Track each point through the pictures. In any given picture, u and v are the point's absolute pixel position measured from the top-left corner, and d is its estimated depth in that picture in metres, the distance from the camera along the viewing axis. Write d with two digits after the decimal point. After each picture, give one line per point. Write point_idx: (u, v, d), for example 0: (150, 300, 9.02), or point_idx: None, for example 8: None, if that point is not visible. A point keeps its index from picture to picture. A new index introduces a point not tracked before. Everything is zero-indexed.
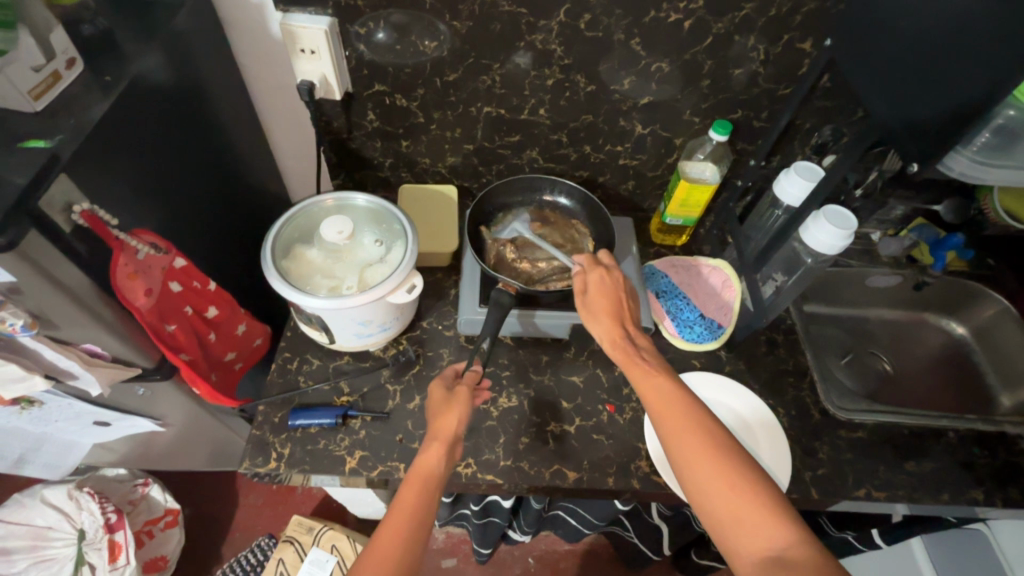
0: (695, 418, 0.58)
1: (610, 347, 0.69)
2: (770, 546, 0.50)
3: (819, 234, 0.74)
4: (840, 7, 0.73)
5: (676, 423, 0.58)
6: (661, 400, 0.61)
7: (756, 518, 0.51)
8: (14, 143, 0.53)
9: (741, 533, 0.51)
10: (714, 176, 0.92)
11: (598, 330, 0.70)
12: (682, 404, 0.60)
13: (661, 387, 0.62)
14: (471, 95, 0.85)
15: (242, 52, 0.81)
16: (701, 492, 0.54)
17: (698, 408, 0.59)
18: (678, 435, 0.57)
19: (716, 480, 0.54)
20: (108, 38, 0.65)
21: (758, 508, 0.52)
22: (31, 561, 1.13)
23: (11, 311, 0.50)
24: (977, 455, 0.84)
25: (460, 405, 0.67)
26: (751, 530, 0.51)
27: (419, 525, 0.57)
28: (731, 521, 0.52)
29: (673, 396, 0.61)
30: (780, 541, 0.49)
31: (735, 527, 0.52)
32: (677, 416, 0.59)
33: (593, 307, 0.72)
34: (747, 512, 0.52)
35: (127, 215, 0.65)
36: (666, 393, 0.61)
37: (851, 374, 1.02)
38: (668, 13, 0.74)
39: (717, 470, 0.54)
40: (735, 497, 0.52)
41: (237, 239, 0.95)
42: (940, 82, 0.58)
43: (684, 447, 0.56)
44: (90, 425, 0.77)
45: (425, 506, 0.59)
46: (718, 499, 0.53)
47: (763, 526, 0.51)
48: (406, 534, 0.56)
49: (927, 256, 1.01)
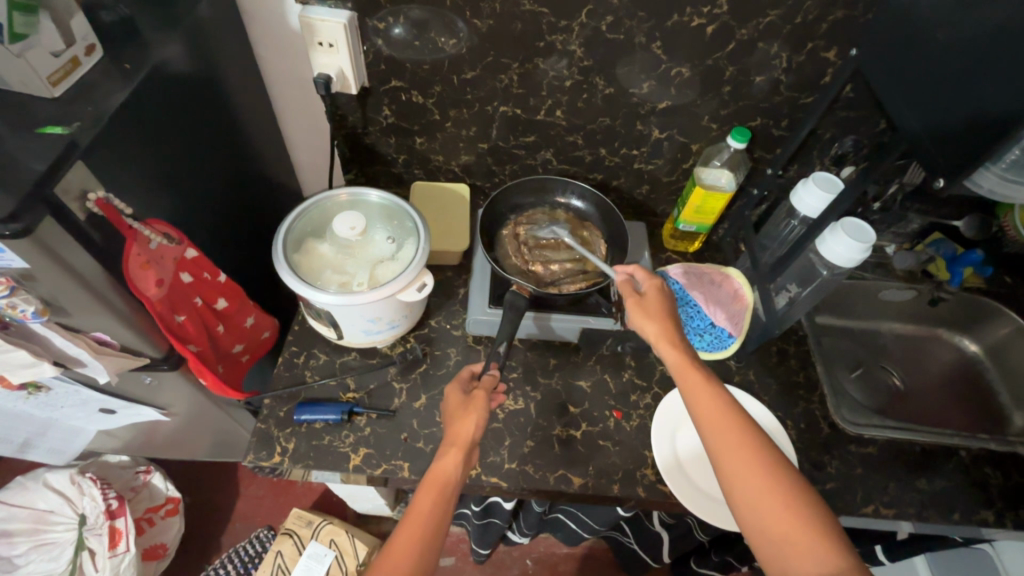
0: (748, 432, 0.58)
1: (661, 351, 0.67)
2: (815, 569, 0.49)
3: (837, 247, 0.72)
4: (867, 16, 0.72)
5: (728, 434, 0.58)
6: (713, 409, 0.60)
7: (804, 538, 0.51)
8: (32, 129, 0.53)
9: (786, 550, 0.51)
10: (730, 184, 0.91)
11: (649, 334, 0.69)
12: (734, 415, 0.59)
13: (712, 395, 0.61)
14: (488, 93, 0.85)
15: (260, 43, 0.81)
16: (749, 507, 0.55)
17: (749, 423, 0.59)
18: (730, 446, 0.57)
19: (767, 501, 0.54)
20: (129, 26, 0.65)
21: (807, 529, 0.52)
22: (32, 545, 1.14)
23: (24, 296, 0.51)
24: (990, 475, 0.83)
25: (478, 410, 0.67)
26: (800, 550, 0.51)
27: (433, 536, 0.56)
28: (780, 541, 0.52)
29: (726, 408, 0.60)
30: (827, 565, 0.49)
31: (783, 545, 0.52)
32: (727, 430, 0.58)
33: (648, 308, 0.71)
34: (796, 532, 0.52)
35: (139, 204, 0.64)
36: (716, 403, 0.61)
37: (862, 387, 1.01)
38: (692, 18, 0.73)
39: (766, 487, 0.54)
40: (785, 520, 0.52)
41: (247, 230, 0.94)
42: (968, 96, 0.57)
43: (735, 462, 0.56)
44: (95, 412, 0.77)
45: (440, 518, 0.58)
46: (767, 517, 0.53)
47: (812, 548, 0.50)
48: (424, 539, 0.55)
49: (943, 272, 1.00)
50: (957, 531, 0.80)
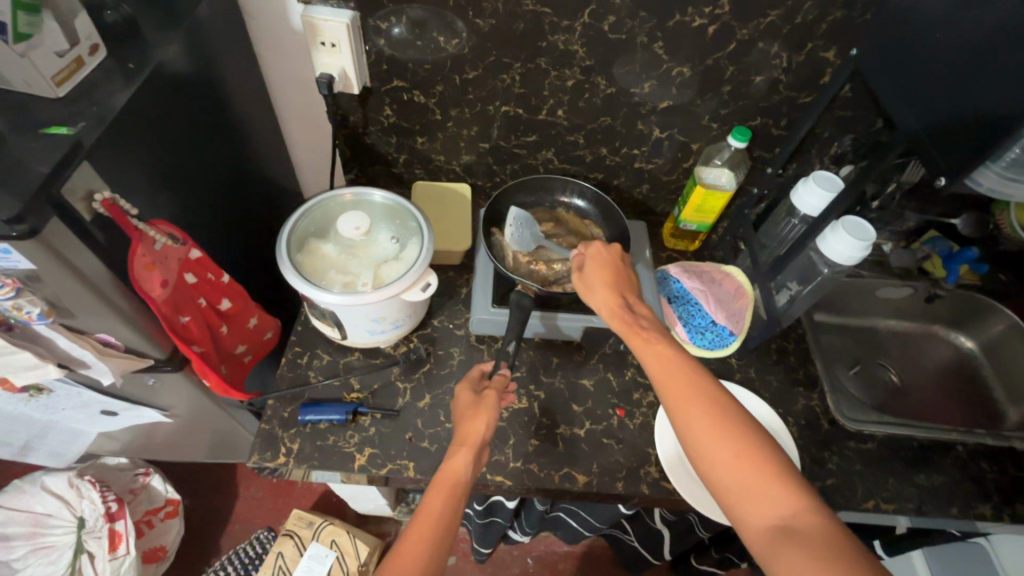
0: (698, 384, 0.58)
1: (610, 317, 0.67)
2: (777, 516, 0.50)
3: (838, 245, 0.73)
4: (866, 16, 0.73)
5: (678, 391, 0.58)
6: (663, 367, 0.60)
7: (764, 484, 0.51)
8: (37, 129, 0.53)
9: (746, 499, 0.51)
10: (730, 183, 0.92)
11: (599, 302, 0.69)
12: (683, 370, 0.59)
13: (662, 356, 0.61)
14: (489, 93, 0.85)
15: (260, 43, 0.81)
16: (706, 460, 0.54)
17: (697, 377, 0.58)
18: (682, 404, 0.57)
19: (724, 452, 0.53)
20: (131, 26, 0.65)
21: (765, 475, 0.52)
22: (30, 548, 1.13)
23: (28, 298, 0.51)
24: (986, 470, 0.84)
25: (488, 410, 0.67)
26: (760, 497, 0.51)
27: (440, 532, 0.56)
28: (740, 492, 0.52)
29: (675, 363, 0.60)
30: (788, 510, 0.50)
31: (743, 494, 0.51)
32: (677, 386, 0.58)
33: (592, 280, 0.71)
34: (755, 479, 0.51)
35: (143, 206, 0.64)
36: (666, 363, 0.60)
37: (860, 384, 1.02)
38: (693, 18, 0.74)
39: (720, 437, 0.54)
40: (745, 469, 0.52)
41: (247, 230, 0.94)
42: (968, 97, 0.58)
43: (688, 416, 0.56)
44: (97, 413, 0.77)
45: (443, 520, 0.57)
46: (726, 468, 0.53)
47: (772, 495, 0.51)
48: (431, 541, 0.55)
49: (939, 269, 1.01)
50: (954, 525, 0.81)
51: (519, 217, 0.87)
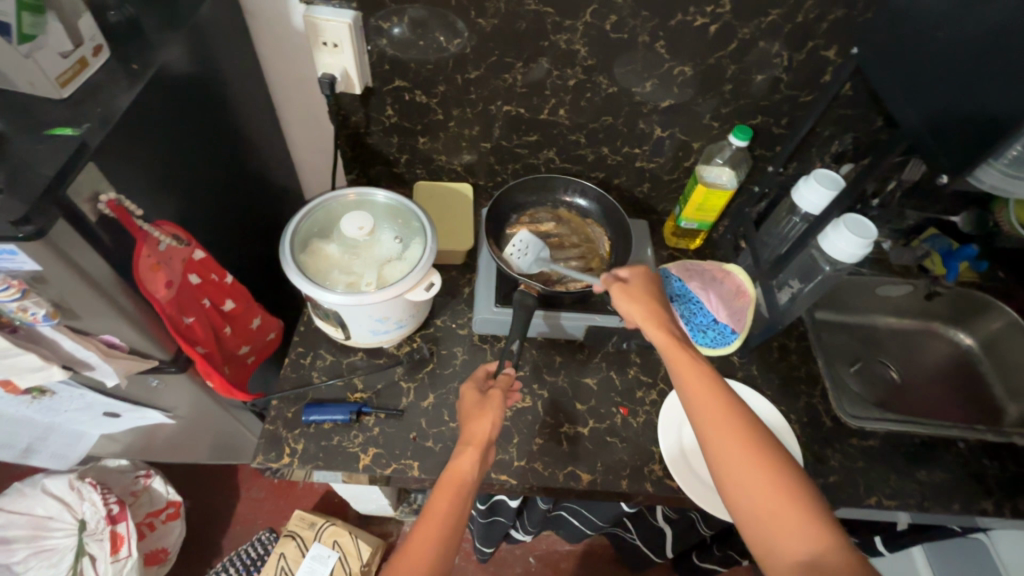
0: (735, 413, 0.59)
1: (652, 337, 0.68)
2: (803, 550, 0.51)
3: (840, 243, 0.73)
4: (866, 15, 0.73)
5: (716, 419, 0.59)
6: (702, 392, 0.61)
7: (792, 519, 0.52)
8: (42, 130, 0.53)
9: (774, 530, 0.53)
10: (731, 181, 0.92)
11: (640, 320, 0.70)
12: (721, 397, 0.61)
13: (702, 380, 0.62)
14: (491, 93, 0.85)
15: (262, 43, 0.81)
16: (736, 488, 0.56)
17: (734, 405, 0.60)
18: (718, 431, 0.58)
19: (755, 482, 0.55)
20: (135, 27, 0.65)
21: (796, 510, 0.53)
22: (31, 551, 1.12)
23: (34, 299, 0.50)
24: (987, 466, 0.85)
25: (493, 409, 0.67)
26: (787, 530, 0.52)
27: (451, 533, 0.57)
28: (768, 522, 0.53)
29: (714, 390, 0.61)
30: (815, 544, 0.51)
31: (770, 525, 0.53)
32: (716, 413, 0.59)
33: (632, 299, 0.72)
34: (784, 513, 0.53)
35: (146, 207, 0.64)
36: (706, 389, 0.61)
37: (861, 381, 1.03)
38: (695, 17, 0.74)
39: (754, 470, 0.55)
40: (774, 501, 0.54)
41: (249, 231, 0.93)
42: (969, 95, 0.58)
43: (723, 445, 0.57)
44: (100, 415, 0.76)
45: (452, 523, 0.57)
46: (756, 498, 0.54)
47: (799, 528, 0.52)
48: (440, 541, 0.56)
49: (939, 266, 1.02)
50: (956, 520, 0.81)
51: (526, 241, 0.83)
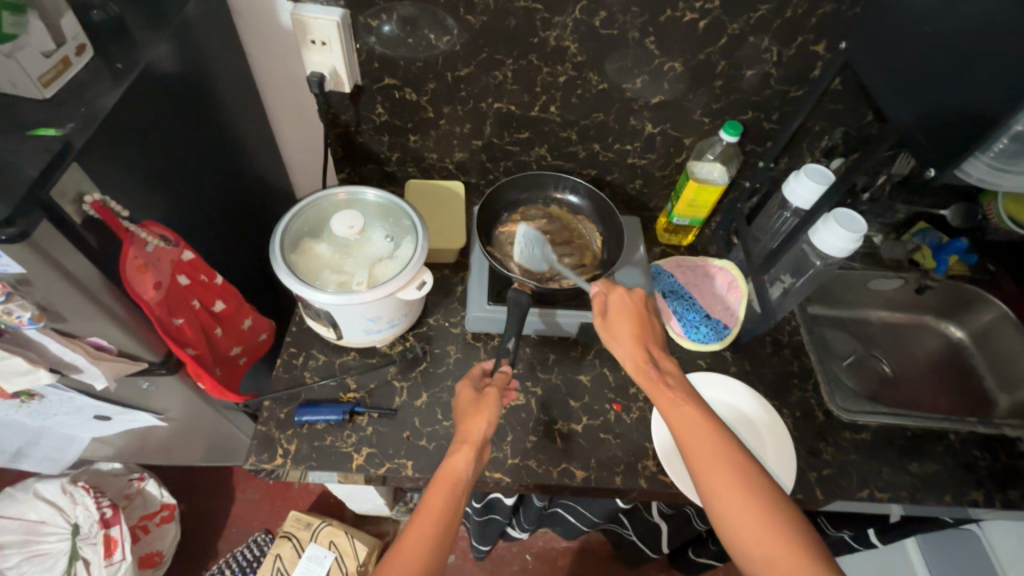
0: (721, 446, 0.58)
1: (634, 371, 0.67)
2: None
3: (829, 237, 0.74)
4: (855, 10, 0.73)
5: (704, 455, 0.58)
6: (689, 429, 0.60)
7: (782, 552, 0.52)
8: (24, 131, 0.52)
9: (766, 564, 0.53)
10: (723, 177, 0.93)
11: (623, 355, 0.69)
12: (707, 431, 0.60)
13: (689, 414, 0.61)
14: (482, 90, 0.85)
15: (250, 42, 0.80)
16: (727, 523, 0.56)
17: (720, 438, 0.59)
18: (705, 467, 0.58)
19: (746, 518, 0.55)
20: (119, 26, 0.64)
21: (785, 543, 0.53)
22: (23, 556, 1.11)
23: (18, 303, 0.50)
24: (978, 457, 0.85)
25: (489, 408, 0.67)
26: (778, 564, 0.52)
27: (444, 537, 0.56)
28: (759, 557, 0.53)
29: (700, 424, 0.60)
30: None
31: (761, 559, 0.53)
32: (703, 447, 0.59)
33: (615, 327, 0.71)
34: (775, 547, 0.53)
35: (133, 207, 0.63)
36: (694, 423, 0.61)
37: (853, 375, 1.03)
38: (684, 13, 0.74)
39: (745, 503, 0.55)
40: (766, 534, 0.53)
41: (240, 231, 0.93)
42: (956, 89, 0.58)
43: (711, 480, 0.57)
44: (90, 419, 0.76)
45: (442, 529, 0.57)
46: (746, 533, 0.54)
47: (790, 562, 0.52)
48: (430, 554, 0.55)
49: (929, 260, 1.02)
50: (948, 512, 0.82)
51: (530, 237, 0.86)
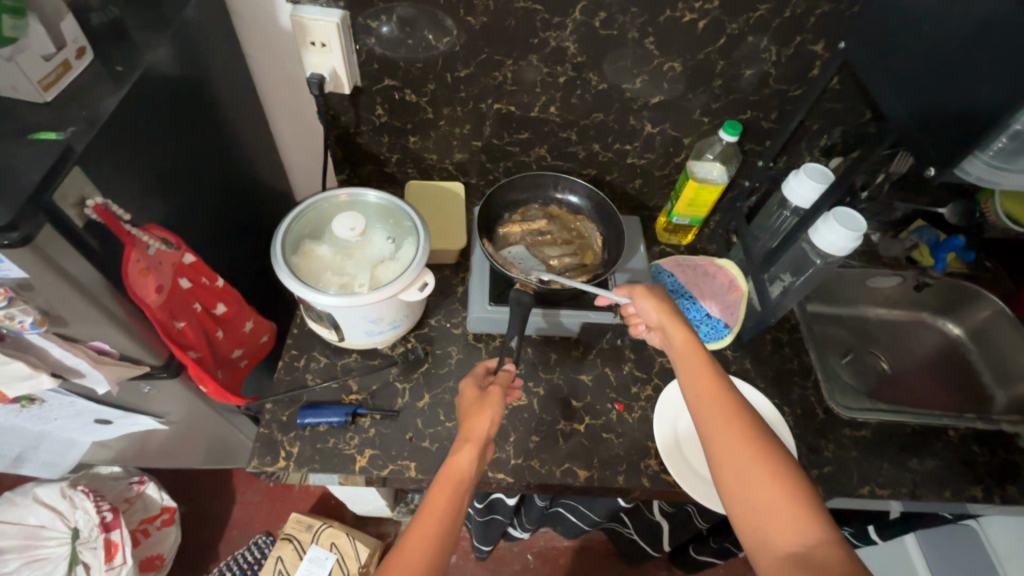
0: (740, 410, 0.59)
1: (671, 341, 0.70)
2: (798, 543, 0.50)
3: (830, 236, 0.74)
4: (854, 9, 0.73)
5: (722, 415, 0.59)
6: (711, 392, 0.62)
7: (788, 512, 0.52)
8: (25, 135, 0.52)
9: (770, 523, 0.52)
10: (721, 176, 0.93)
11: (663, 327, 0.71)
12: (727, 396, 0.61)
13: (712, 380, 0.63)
14: (481, 90, 0.85)
15: (249, 43, 0.80)
16: (736, 484, 0.55)
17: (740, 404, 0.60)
18: (721, 427, 0.58)
19: (756, 476, 0.54)
20: (118, 28, 0.64)
21: (792, 505, 0.52)
22: (23, 561, 1.11)
23: (21, 308, 0.50)
24: (977, 453, 0.86)
25: (493, 406, 0.67)
26: (781, 524, 0.51)
27: (449, 528, 0.57)
28: (764, 516, 0.52)
29: (721, 391, 0.62)
30: (810, 539, 0.50)
31: (765, 517, 0.52)
32: (719, 405, 0.60)
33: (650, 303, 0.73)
34: (782, 507, 0.52)
35: (134, 211, 0.63)
36: (715, 388, 0.62)
37: (852, 373, 1.04)
38: (684, 13, 0.74)
39: (757, 461, 0.55)
40: (775, 495, 0.53)
41: (240, 233, 0.92)
42: (955, 89, 0.59)
43: (726, 440, 0.57)
44: (91, 423, 0.76)
45: (452, 516, 0.58)
46: (753, 492, 0.54)
47: (795, 522, 0.51)
48: (439, 535, 0.55)
49: (927, 257, 1.03)
50: (947, 507, 0.82)
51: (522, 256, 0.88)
